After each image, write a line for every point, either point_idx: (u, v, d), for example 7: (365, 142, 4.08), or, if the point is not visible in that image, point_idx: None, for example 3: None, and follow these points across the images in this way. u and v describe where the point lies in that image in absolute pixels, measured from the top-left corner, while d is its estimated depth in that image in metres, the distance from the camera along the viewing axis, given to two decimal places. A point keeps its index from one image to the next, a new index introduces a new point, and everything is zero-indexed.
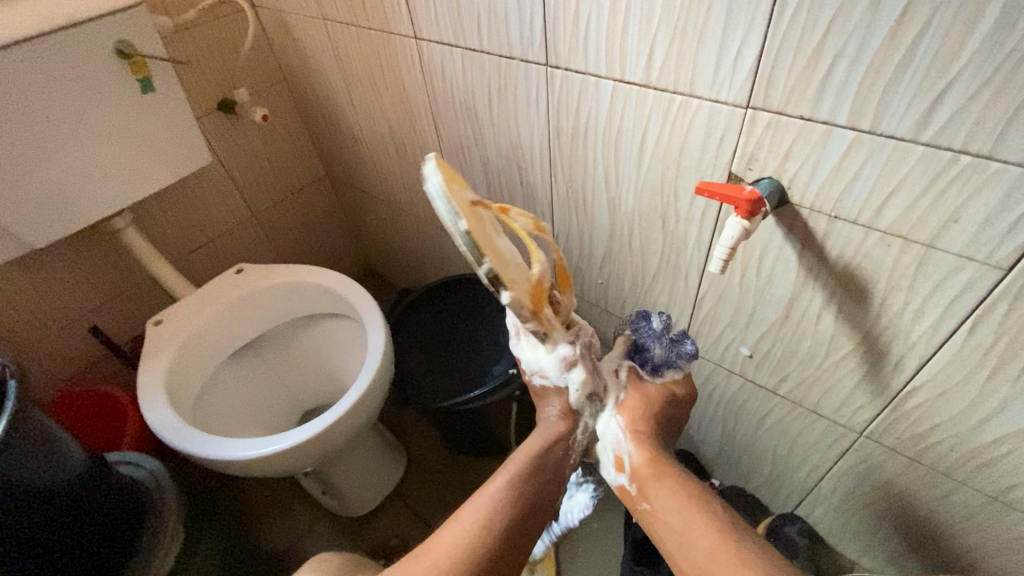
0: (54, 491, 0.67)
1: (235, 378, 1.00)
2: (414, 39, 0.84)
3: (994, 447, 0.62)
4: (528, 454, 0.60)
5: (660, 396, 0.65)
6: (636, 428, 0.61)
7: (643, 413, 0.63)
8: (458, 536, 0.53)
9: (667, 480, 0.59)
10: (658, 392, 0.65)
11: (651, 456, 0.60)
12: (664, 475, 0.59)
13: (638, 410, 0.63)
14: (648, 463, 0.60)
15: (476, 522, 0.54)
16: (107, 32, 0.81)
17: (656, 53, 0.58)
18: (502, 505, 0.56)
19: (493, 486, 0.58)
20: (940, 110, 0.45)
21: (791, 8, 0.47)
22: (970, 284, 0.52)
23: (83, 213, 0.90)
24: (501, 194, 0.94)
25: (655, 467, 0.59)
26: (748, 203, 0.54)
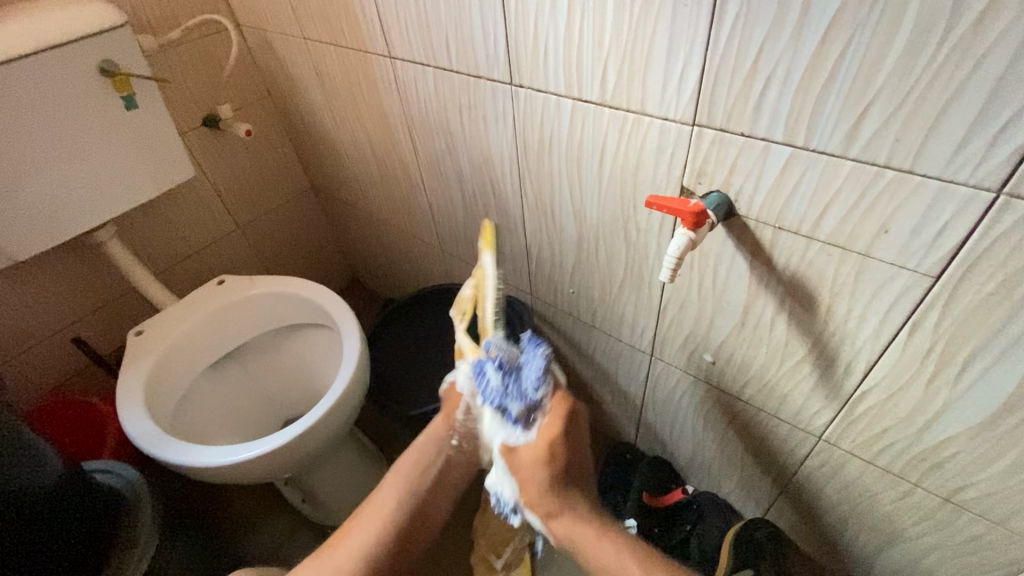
0: (30, 498, 0.69)
1: (215, 388, 1.02)
2: (388, 57, 0.87)
3: (940, 449, 0.64)
4: (427, 435, 0.76)
5: (538, 456, 0.65)
6: (536, 500, 0.66)
7: (535, 482, 0.66)
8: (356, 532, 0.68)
9: (575, 534, 0.65)
10: (538, 452, 0.65)
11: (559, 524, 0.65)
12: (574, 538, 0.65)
13: (529, 480, 0.66)
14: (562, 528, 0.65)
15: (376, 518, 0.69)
16: (92, 50, 0.84)
17: (609, 73, 0.61)
18: (387, 507, 0.70)
19: (401, 461, 0.74)
20: (864, 128, 0.48)
21: (727, 33, 0.51)
22: (905, 291, 0.55)
23: (67, 226, 0.92)
24: (475, 206, 0.97)
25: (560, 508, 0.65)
26: (693, 215, 0.57)
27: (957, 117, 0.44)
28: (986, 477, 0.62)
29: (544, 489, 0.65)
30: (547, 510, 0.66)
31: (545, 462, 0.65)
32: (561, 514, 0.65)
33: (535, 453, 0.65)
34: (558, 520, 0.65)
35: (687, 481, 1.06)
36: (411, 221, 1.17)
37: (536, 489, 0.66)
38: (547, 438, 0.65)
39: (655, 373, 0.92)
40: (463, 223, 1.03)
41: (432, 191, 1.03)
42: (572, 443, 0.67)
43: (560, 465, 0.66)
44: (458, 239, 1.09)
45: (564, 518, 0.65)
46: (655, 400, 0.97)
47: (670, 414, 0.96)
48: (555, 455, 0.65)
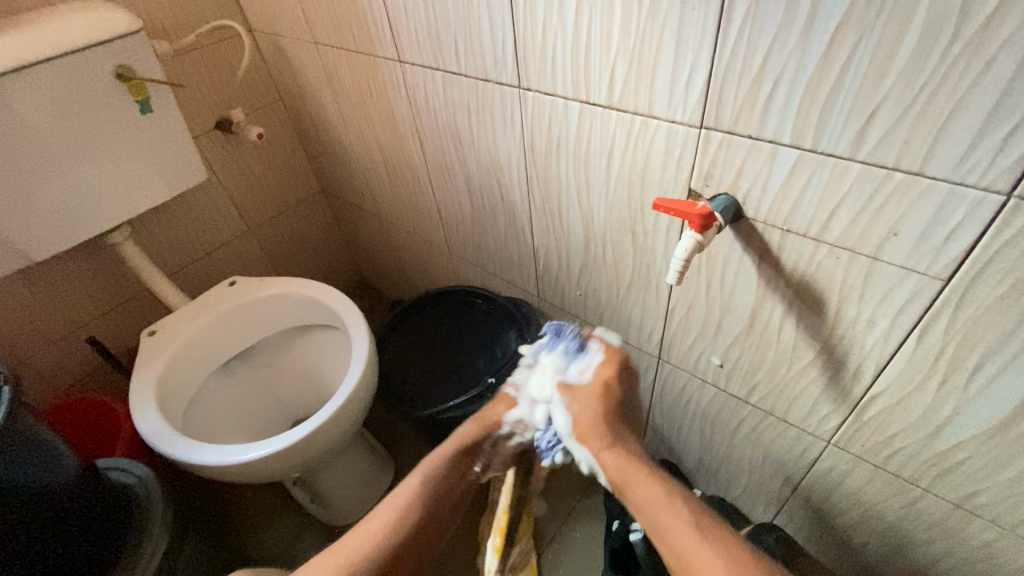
0: (41, 493, 0.69)
1: (225, 388, 1.03)
2: (397, 62, 0.88)
3: (951, 453, 0.63)
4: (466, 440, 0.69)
5: (594, 399, 0.65)
6: (588, 435, 0.63)
7: (589, 412, 0.64)
8: (392, 502, 0.63)
9: (623, 467, 0.61)
10: (595, 392, 0.66)
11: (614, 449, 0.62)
12: (631, 475, 0.60)
13: (582, 419, 0.64)
14: (615, 461, 0.61)
15: (407, 492, 0.64)
16: (107, 56, 0.86)
17: (617, 76, 0.62)
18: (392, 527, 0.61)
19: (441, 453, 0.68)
20: (872, 131, 0.48)
21: (735, 34, 0.51)
22: (915, 294, 0.55)
23: (82, 228, 0.94)
24: (483, 208, 0.97)
25: (624, 466, 0.61)
26: (700, 218, 0.57)
27: (967, 118, 0.43)
28: (996, 483, 0.62)
29: (596, 418, 0.64)
30: (604, 446, 0.62)
31: (598, 404, 0.65)
32: (622, 454, 0.61)
33: (591, 411, 0.64)
34: (616, 450, 0.62)
35: (696, 485, 1.05)
36: (420, 224, 1.18)
37: (592, 426, 0.63)
38: (601, 381, 0.66)
39: (663, 376, 0.92)
40: (471, 226, 1.04)
41: (440, 193, 1.04)
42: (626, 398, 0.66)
43: (612, 409, 0.65)
44: (466, 242, 1.09)
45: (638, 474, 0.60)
46: (661, 403, 0.97)
47: (677, 418, 0.96)
48: (609, 387, 0.66)
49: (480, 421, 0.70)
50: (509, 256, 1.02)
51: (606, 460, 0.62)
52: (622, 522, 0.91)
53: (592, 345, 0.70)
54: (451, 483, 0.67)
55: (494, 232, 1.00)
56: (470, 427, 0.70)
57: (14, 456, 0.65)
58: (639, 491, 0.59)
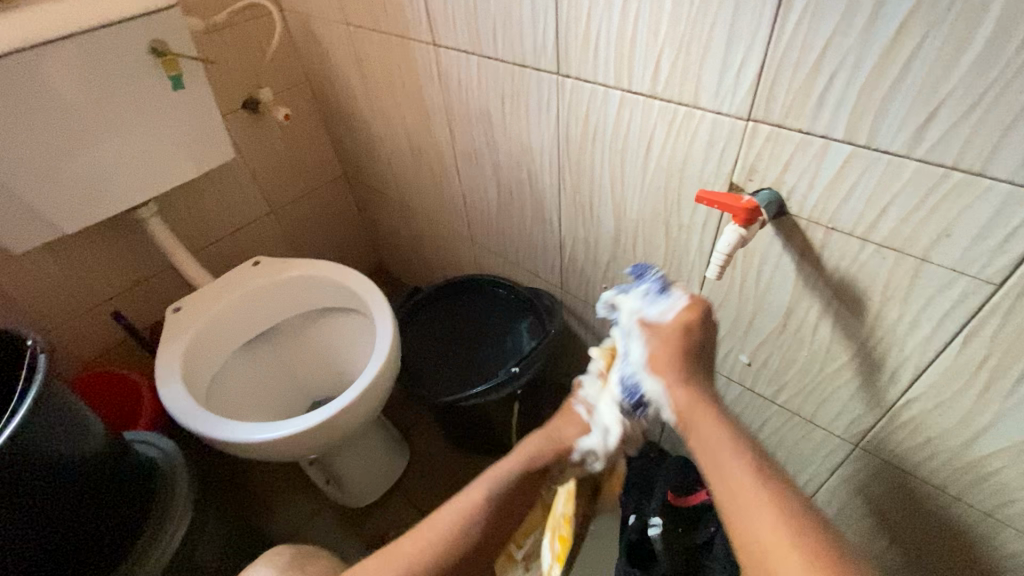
0: (74, 462, 0.70)
1: (246, 367, 1.04)
2: (431, 45, 0.87)
3: (986, 462, 0.62)
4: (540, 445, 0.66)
5: (673, 354, 0.60)
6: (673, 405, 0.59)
7: (664, 351, 0.60)
8: (454, 504, 0.60)
9: (695, 407, 0.58)
10: (671, 348, 0.60)
11: (700, 415, 0.57)
12: (716, 444, 0.55)
13: (656, 352, 0.60)
14: (702, 427, 0.57)
15: (473, 499, 0.60)
16: (142, 30, 0.86)
17: (662, 65, 0.60)
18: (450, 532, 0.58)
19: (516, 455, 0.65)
20: (932, 128, 0.47)
21: (792, 25, 0.49)
22: (962, 298, 0.53)
23: (111, 203, 0.94)
24: (510, 197, 0.97)
25: (713, 438, 0.55)
26: (745, 211, 0.56)
27: None
28: None
29: (670, 358, 0.59)
30: (687, 414, 0.58)
31: (679, 361, 0.59)
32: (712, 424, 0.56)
33: (667, 346, 0.60)
34: (689, 388, 0.59)
35: None
36: (443, 211, 1.17)
37: (674, 385, 0.59)
38: (680, 322, 0.61)
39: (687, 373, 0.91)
40: (497, 215, 1.03)
41: (466, 180, 1.03)
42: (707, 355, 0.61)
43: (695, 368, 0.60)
44: (491, 231, 1.09)
45: (728, 447, 0.54)
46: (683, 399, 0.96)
47: None
48: (689, 329, 0.61)
49: (547, 439, 0.66)
50: (534, 246, 1.01)
51: (678, 395, 0.58)
52: (640, 517, 0.91)
53: (675, 292, 0.64)
54: (522, 499, 0.63)
55: (520, 221, 0.99)
56: (539, 439, 0.67)
57: (48, 423, 0.66)
58: (726, 471, 0.53)
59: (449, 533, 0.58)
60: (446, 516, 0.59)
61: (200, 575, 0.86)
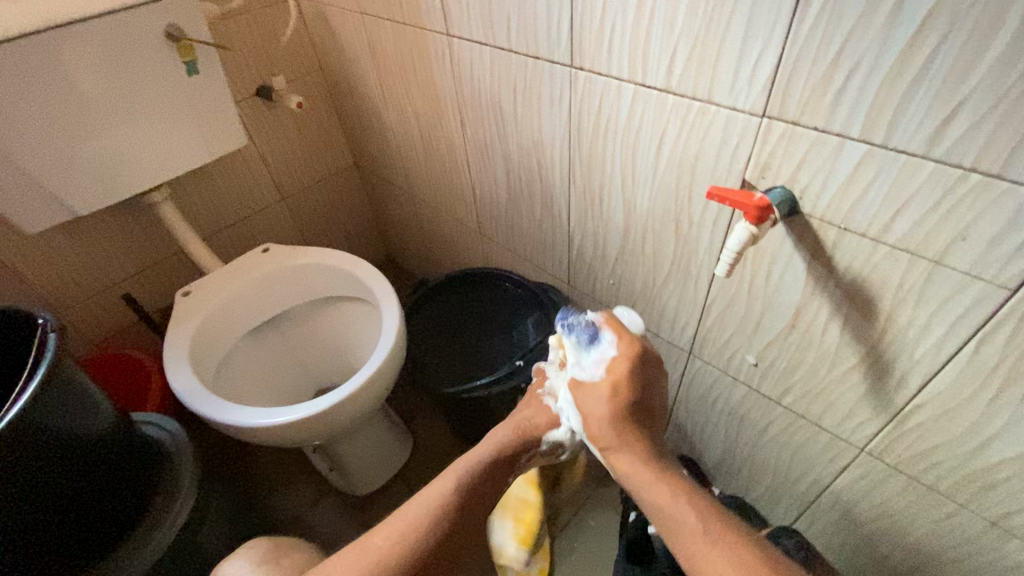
0: (81, 442, 0.71)
1: (253, 353, 1.05)
2: (445, 36, 0.87)
3: (995, 470, 0.61)
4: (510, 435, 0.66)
5: (608, 387, 0.60)
6: (607, 444, 0.59)
7: (621, 371, 0.61)
8: (420, 502, 0.58)
9: (625, 457, 0.58)
10: (606, 385, 0.60)
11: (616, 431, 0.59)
12: (631, 446, 0.58)
13: (615, 375, 0.61)
14: (613, 437, 0.59)
15: (440, 493, 0.59)
16: (158, 14, 0.86)
17: (677, 59, 0.60)
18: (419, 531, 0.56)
19: (490, 441, 0.65)
20: (952, 129, 0.46)
21: (811, 19, 0.49)
22: (976, 303, 0.52)
23: (124, 186, 0.95)
24: (520, 191, 0.96)
25: (621, 446, 0.58)
26: (757, 209, 0.55)
27: None
28: None
29: (624, 384, 0.60)
30: (618, 440, 0.58)
31: (613, 401, 0.60)
32: (637, 461, 0.57)
33: (625, 371, 0.61)
34: (631, 427, 0.59)
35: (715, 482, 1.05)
36: (453, 202, 1.17)
37: (600, 422, 0.60)
38: (637, 348, 0.62)
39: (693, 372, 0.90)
40: (506, 208, 1.03)
41: (477, 173, 1.03)
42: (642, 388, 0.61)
43: (627, 401, 0.60)
44: (499, 224, 1.08)
45: (640, 470, 0.57)
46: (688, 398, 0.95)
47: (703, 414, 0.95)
48: (632, 363, 0.61)
49: (518, 428, 0.67)
50: (542, 240, 1.01)
51: (606, 435, 0.59)
52: (640, 514, 0.91)
53: (606, 335, 0.63)
54: (492, 484, 0.62)
55: (529, 215, 0.99)
56: (505, 429, 0.67)
57: (55, 403, 0.67)
58: (638, 476, 0.57)
59: (421, 526, 0.56)
60: (414, 506, 0.58)
61: (203, 556, 0.87)
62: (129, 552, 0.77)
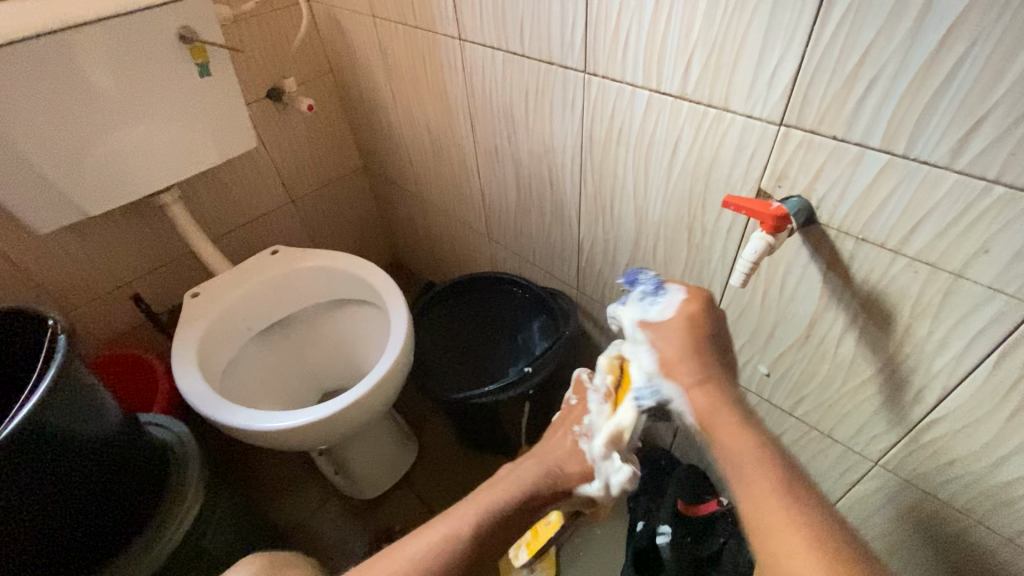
0: (91, 444, 0.71)
1: (260, 355, 1.05)
2: (457, 40, 0.86)
3: (1014, 487, 0.60)
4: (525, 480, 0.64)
5: (682, 329, 0.60)
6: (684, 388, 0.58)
7: (675, 347, 0.60)
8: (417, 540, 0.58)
9: (713, 410, 0.56)
10: (676, 334, 0.60)
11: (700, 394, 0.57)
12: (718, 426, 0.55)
13: (667, 354, 0.60)
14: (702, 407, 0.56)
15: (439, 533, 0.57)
16: (172, 16, 0.87)
17: (692, 67, 0.59)
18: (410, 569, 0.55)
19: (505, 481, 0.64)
20: (975, 140, 0.45)
21: (832, 27, 0.48)
22: (998, 317, 0.51)
23: (135, 187, 0.95)
24: (530, 196, 0.96)
25: (713, 411, 0.56)
26: (774, 219, 0.54)
27: None
28: None
29: (681, 354, 0.59)
30: (691, 385, 0.57)
31: (684, 345, 0.59)
32: (725, 418, 0.55)
33: (678, 345, 0.60)
34: (705, 388, 0.57)
35: None
36: (461, 206, 1.17)
37: (681, 359, 0.59)
38: (682, 321, 0.60)
39: None
40: (515, 213, 1.03)
41: (486, 177, 1.03)
42: (714, 345, 0.60)
43: (704, 353, 0.59)
44: (508, 228, 1.08)
45: (728, 428, 0.54)
46: None
47: None
48: (693, 318, 0.61)
49: (541, 470, 0.65)
50: (552, 245, 1.01)
51: (696, 398, 0.57)
52: (648, 524, 0.90)
53: (672, 287, 0.64)
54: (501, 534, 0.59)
55: (539, 220, 0.99)
56: (526, 471, 0.65)
57: (66, 405, 0.67)
58: (729, 443, 0.53)
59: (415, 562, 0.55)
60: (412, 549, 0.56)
61: (208, 560, 0.87)
62: (138, 553, 0.77)
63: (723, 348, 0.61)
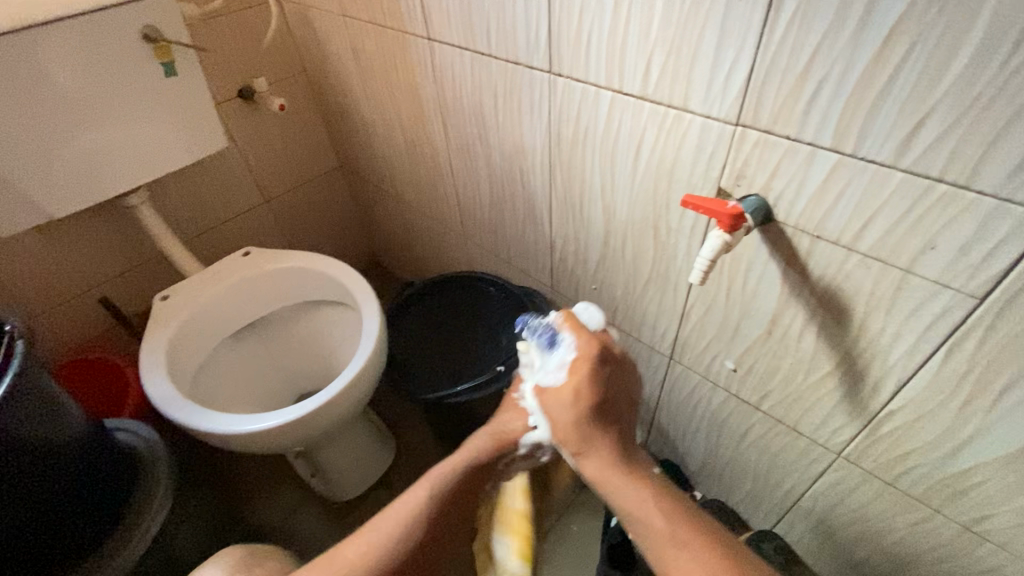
0: (52, 450, 0.70)
1: (233, 357, 1.04)
2: (427, 40, 0.86)
3: (967, 475, 0.62)
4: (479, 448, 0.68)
5: (569, 403, 0.60)
6: (568, 439, 0.60)
7: (565, 414, 0.60)
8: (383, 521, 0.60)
9: (607, 473, 0.58)
10: (567, 393, 0.60)
11: (583, 443, 0.59)
12: (610, 481, 0.57)
13: (558, 421, 0.61)
14: (597, 467, 0.58)
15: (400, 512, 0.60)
16: (135, 15, 0.85)
17: (652, 67, 0.60)
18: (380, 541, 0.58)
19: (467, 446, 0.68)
20: (918, 140, 0.46)
21: (782, 29, 0.49)
22: (946, 311, 0.53)
23: (100, 188, 0.94)
24: (502, 195, 0.96)
25: (605, 470, 0.58)
26: (730, 218, 0.55)
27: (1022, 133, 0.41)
28: (1011, 509, 0.60)
29: (568, 425, 0.60)
30: (582, 455, 0.59)
31: (574, 409, 0.60)
32: (613, 469, 0.58)
33: (569, 415, 0.60)
34: (598, 454, 0.59)
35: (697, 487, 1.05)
36: (437, 206, 1.17)
37: (569, 429, 0.60)
38: (575, 383, 0.60)
39: (673, 377, 0.90)
40: (488, 212, 1.03)
41: (460, 177, 1.03)
42: (608, 387, 0.61)
43: (590, 411, 0.59)
44: (482, 227, 1.08)
45: (620, 482, 0.57)
46: (669, 403, 0.95)
47: (684, 419, 0.95)
48: (594, 373, 0.60)
49: (494, 433, 0.68)
50: (525, 244, 1.01)
51: (590, 463, 0.59)
52: (621, 518, 0.91)
53: (565, 335, 0.63)
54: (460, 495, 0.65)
55: (512, 219, 0.99)
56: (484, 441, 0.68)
57: (26, 410, 0.66)
58: (621, 498, 0.56)
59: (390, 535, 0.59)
60: (374, 534, 0.59)
61: (178, 565, 0.86)
62: (107, 555, 0.76)
63: (624, 387, 0.62)
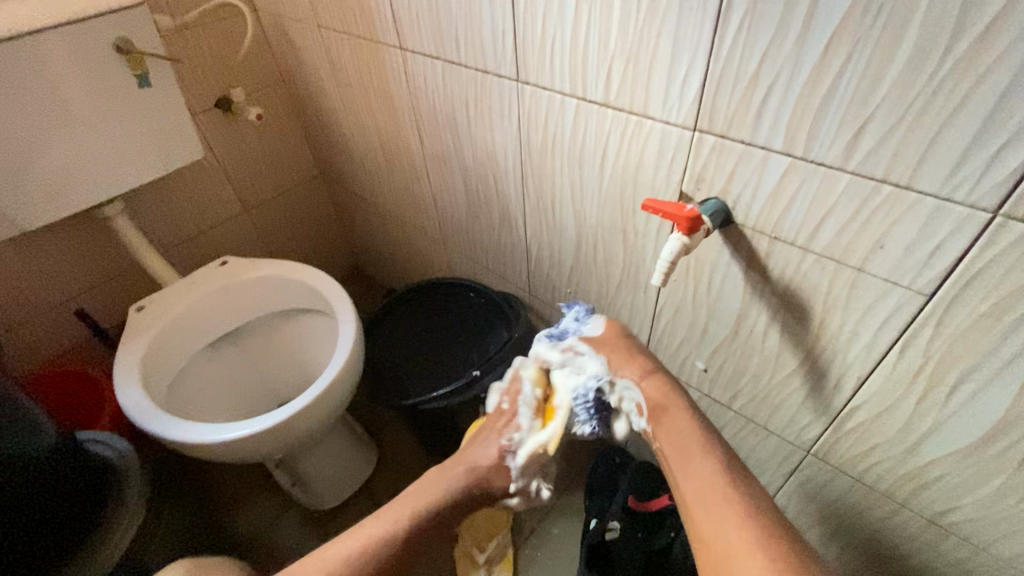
0: (16, 464, 0.69)
1: (211, 367, 1.03)
2: (399, 49, 0.87)
3: (928, 469, 0.63)
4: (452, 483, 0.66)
5: (619, 333, 0.68)
6: (665, 398, 0.62)
7: (619, 349, 0.66)
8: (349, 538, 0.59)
9: (669, 396, 0.62)
10: (611, 338, 0.68)
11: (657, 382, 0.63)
12: (667, 410, 0.61)
13: (617, 353, 0.66)
14: (657, 392, 0.63)
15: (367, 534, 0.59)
16: (108, 27, 0.86)
17: (613, 75, 0.61)
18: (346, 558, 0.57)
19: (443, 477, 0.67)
20: (863, 143, 0.48)
21: (731, 37, 0.50)
22: (898, 308, 0.54)
23: (73, 199, 0.93)
24: (478, 202, 0.97)
25: (666, 397, 0.62)
26: (688, 220, 0.57)
27: (956, 136, 0.43)
28: (971, 500, 0.62)
29: (631, 357, 0.65)
30: (639, 376, 0.64)
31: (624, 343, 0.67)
32: (678, 403, 0.61)
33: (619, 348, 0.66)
34: (655, 380, 0.63)
35: None
36: (415, 213, 1.17)
37: (630, 355, 0.65)
38: (614, 332, 0.69)
39: None
40: (465, 218, 1.04)
41: (437, 184, 1.04)
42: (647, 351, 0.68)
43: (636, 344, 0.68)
44: (460, 234, 1.09)
45: (683, 418, 0.60)
46: None
47: None
48: (624, 336, 0.68)
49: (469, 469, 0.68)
50: (501, 250, 1.02)
51: (648, 386, 0.63)
52: (600, 521, 0.92)
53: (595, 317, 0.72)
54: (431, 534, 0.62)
55: (488, 225, 1.00)
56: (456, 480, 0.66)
57: None
58: (677, 429, 0.59)
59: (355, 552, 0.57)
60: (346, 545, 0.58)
61: None
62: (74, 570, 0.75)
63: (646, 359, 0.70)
